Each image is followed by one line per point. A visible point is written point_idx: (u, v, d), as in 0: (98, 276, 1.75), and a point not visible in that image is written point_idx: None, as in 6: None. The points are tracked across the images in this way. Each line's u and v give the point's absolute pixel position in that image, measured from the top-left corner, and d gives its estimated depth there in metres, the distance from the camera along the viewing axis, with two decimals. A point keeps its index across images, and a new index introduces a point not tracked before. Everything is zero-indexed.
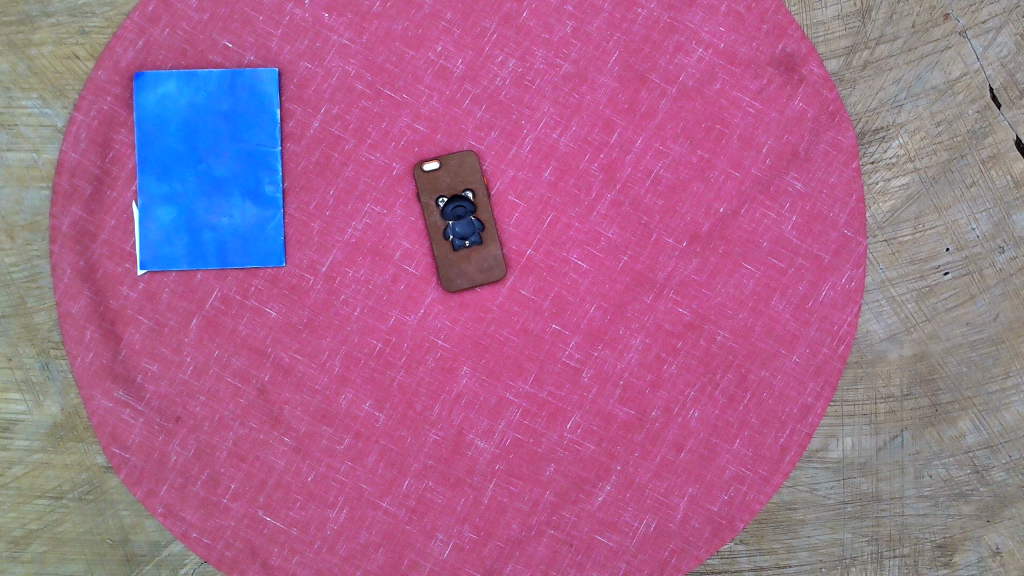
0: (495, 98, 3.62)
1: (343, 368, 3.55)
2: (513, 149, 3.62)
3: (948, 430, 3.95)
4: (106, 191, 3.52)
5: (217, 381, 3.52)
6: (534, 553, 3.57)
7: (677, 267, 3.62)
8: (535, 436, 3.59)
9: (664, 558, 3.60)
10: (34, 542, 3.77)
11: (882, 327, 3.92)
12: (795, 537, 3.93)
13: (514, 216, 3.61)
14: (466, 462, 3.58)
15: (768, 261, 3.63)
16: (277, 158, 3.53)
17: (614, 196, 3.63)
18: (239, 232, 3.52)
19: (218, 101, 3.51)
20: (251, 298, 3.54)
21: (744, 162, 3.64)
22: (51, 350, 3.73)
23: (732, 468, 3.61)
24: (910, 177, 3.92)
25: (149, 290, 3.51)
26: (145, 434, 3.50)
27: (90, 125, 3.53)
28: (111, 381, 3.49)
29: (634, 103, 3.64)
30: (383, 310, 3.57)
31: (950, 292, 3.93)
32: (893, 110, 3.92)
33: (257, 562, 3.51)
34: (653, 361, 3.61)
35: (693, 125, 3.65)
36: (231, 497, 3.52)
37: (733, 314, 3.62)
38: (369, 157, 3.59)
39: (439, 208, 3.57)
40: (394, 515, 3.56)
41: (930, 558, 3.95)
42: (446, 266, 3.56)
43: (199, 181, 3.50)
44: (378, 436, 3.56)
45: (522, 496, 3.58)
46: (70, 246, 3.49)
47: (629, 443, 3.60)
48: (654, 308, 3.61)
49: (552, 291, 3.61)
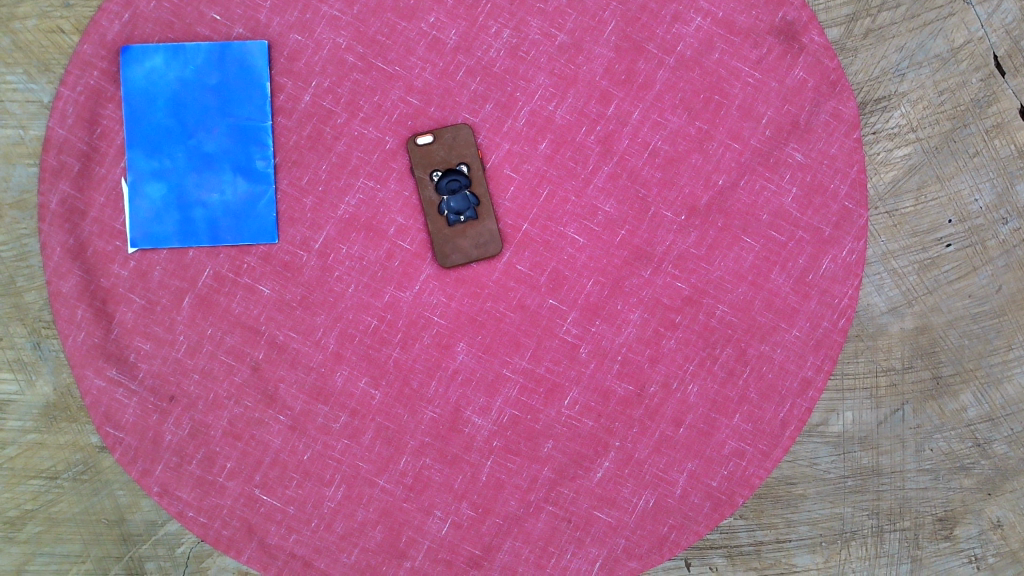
0: (490, 69, 3.57)
1: (339, 345, 3.54)
2: (508, 121, 3.58)
3: (949, 403, 3.94)
4: (95, 168, 3.48)
5: (211, 359, 3.51)
6: (532, 529, 3.58)
7: (675, 240, 3.59)
8: (533, 412, 3.58)
9: (662, 534, 3.60)
10: (30, 522, 3.77)
11: (884, 300, 3.91)
12: (795, 512, 3.94)
13: (510, 190, 3.59)
14: (464, 439, 3.57)
15: (767, 234, 3.60)
16: (269, 133, 3.50)
17: (611, 169, 3.60)
18: (231, 208, 3.49)
19: (207, 74, 3.46)
20: (244, 275, 3.52)
21: (743, 133, 3.61)
22: (42, 330, 3.73)
23: (731, 443, 3.61)
24: (912, 148, 3.89)
25: (141, 268, 3.49)
26: (139, 414, 3.49)
27: (76, 100, 3.47)
28: (104, 360, 3.47)
29: (632, 73, 3.59)
30: (378, 287, 3.55)
31: (952, 264, 3.91)
32: (894, 79, 3.87)
33: (254, 540, 3.51)
34: (651, 335, 3.59)
35: (691, 96, 3.60)
36: (226, 476, 3.52)
37: (731, 289, 3.59)
38: (362, 131, 3.56)
39: (434, 182, 3.52)
40: (392, 492, 3.56)
41: (931, 531, 3.96)
42: (441, 241, 3.53)
43: (189, 157, 3.46)
44: (374, 413, 3.55)
45: (520, 473, 3.58)
46: (59, 224, 3.45)
47: (628, 419, 3.59)
48: (652, 283, 3.59)
49: (549, 266, 3.59)
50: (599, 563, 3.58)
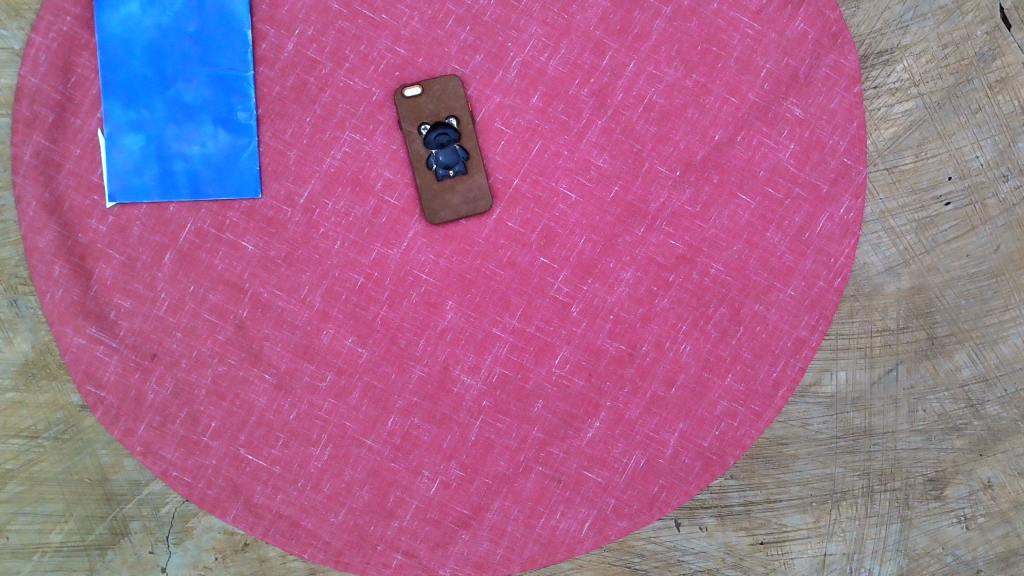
0: (480, 18, 3.48)
1: (324, 303, 3.50)
2: (499, 73, 3.51)
3: (944, 363, 3.95)
4: (69, 118, 3.40)
5: (194, 317, 3.47)
6: (521, 489, 3.58)
7: (669, 197, 3.55)
8: (523, 371, 3.56)
9: (652, 494, 3.61)
10: (11, 481, 3.76)
11: (880, 260, 3.88)
12: (786, 472, 3.96)
13: (500, 143, 3.52)
14: (453, 398, 3.56)
15: (763, 191, 3.56)
16: (251, 83, 3.42)
17: (605, 123, 3.54)
18: (212, 161, 3.43)
19: (186, 21, 3.37)
20: (226, 231, 3.46)
21: (741, 87, 3.54)
22: (18, 286, 3.66)
23: (723, 403, 3.60)
24: (914, 103, 3.83)
25: (119, 223, 3.43)
26: (120, 372, 3.45)
27: (49, 47, 3.38)
28: (83, 318, 3.42)
29: (627, 23, 3.51)
30: (365, 244, 3.50)
31: (950, 223, 3.88)
32: (898, 31, 3.80)
33: (240, 500, 3.51)
34: (644, 295, 3.57)
35: (688, 48, 3.53)
36: (211, 436, 3.50)
37: (726, 247, 3.56)
38: (347, 82, 3.47)
39: (422, 136, 3.46)
40: (380, 452, 3.55)
41: (922, 491, 3.99)
42: (430, 197, 3.48)
43: (168, 107, 3.39)
44: (361, 372, 3.53)
45: (510, 433, 3.58)
46: (34, 176, 3.38)
47: (618, 378, 3.58)
48: (645, 241, 3.55)
49: (539, 223, 3.54)
50: (588, 523, 3.60)
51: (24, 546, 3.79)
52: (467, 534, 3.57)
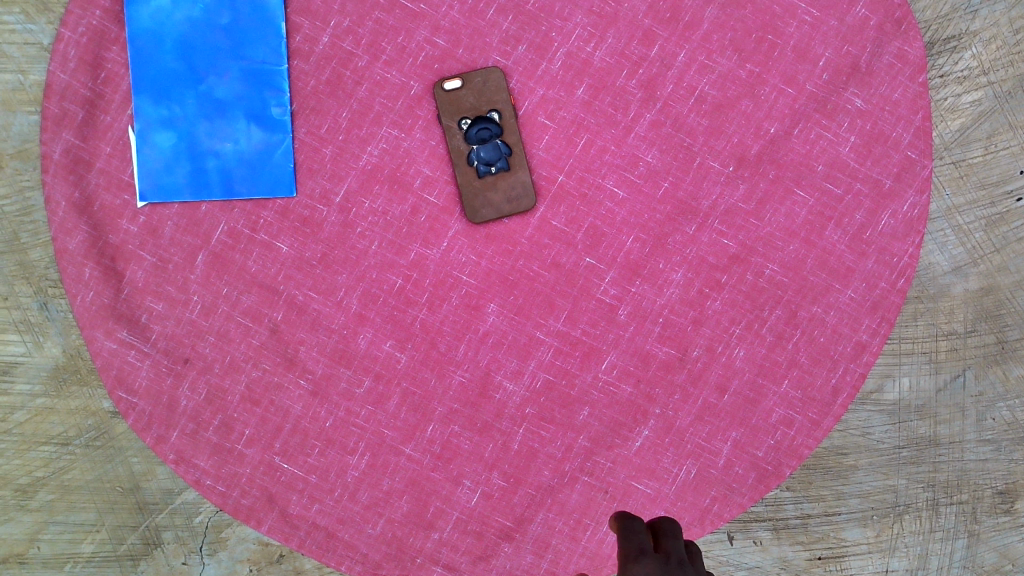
0: (522, 6, 3.28)
1: (361, 305, 3.29)
2: (542, 65, 3.30)
3: (1013, 369, 3.90)
4: (99, 116, 3.17)
5: (226, 320, 3.25)
6: (566, 500, 3.35)
7: (723, 193, 3.32)
8: (568, 376, 3.34)
9: (705, 506, 3.37)
10: (41, 490, 3.76)
11: (947, 260, 3.82)
12: (846, 483, 3.94)
13: (545, 138, 3.31)
14: (494, 405, 3.33)
15: (822, 186, 3.32)
16: (285, 77, 3.20)
17: (653, 115, 3.32)
18: (246, 159, 3.20)
19: (218, 13, 3.14)
20: (260, 232, 3.25)
21: (798, 77, 3.32)
22: (49, 290, 3.67)
23: (779, 411, 3.36)
24: (983, 93, 3.74)
25: (150, 223, 3.21)
26: (152, 376, 3.23)
27: (78, 42, 3.14)
28: (114, 321, 3.19)
29: (677, 10, 3.30)
30: (403, 244, 3.28)
31: (1021, 218, 3.82)
32: (967, 16, 3.68)
33: (275, 510, 3.29)
34: (696, 296, 3.33)
35: (742, 36, 3.32)
36: (245, 443, 3.28)
37: (783, 246, 3.32)
38: (384, 75, 3.28)
39: (463, 131, 3.23)
40: (419, 461, 3.34)
41: (990, 503, 3.95)
42: (471, 195, 3.25)
43: (200, 103, 3.14)
44: (400, 377, 3.31)
45: (554, 442, 3.35)
46: (63, 176, 3.14)
47: (669, 384, 3.35)
48: (697, 240, 3.32)
49: (585, 221, 3.32)
50: None
51: (55, 556, 3.81)
52: (509, 547, 3.35)
